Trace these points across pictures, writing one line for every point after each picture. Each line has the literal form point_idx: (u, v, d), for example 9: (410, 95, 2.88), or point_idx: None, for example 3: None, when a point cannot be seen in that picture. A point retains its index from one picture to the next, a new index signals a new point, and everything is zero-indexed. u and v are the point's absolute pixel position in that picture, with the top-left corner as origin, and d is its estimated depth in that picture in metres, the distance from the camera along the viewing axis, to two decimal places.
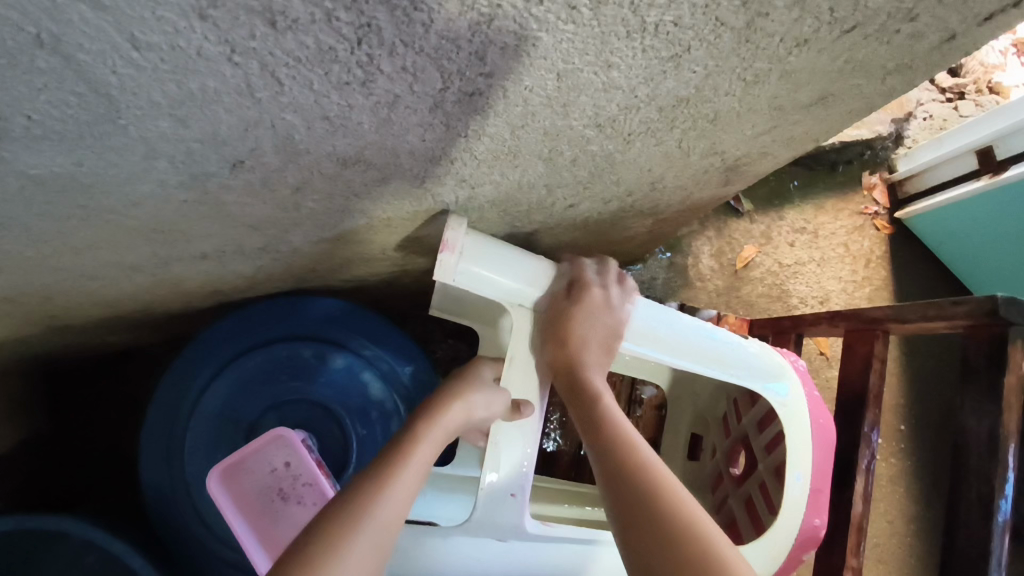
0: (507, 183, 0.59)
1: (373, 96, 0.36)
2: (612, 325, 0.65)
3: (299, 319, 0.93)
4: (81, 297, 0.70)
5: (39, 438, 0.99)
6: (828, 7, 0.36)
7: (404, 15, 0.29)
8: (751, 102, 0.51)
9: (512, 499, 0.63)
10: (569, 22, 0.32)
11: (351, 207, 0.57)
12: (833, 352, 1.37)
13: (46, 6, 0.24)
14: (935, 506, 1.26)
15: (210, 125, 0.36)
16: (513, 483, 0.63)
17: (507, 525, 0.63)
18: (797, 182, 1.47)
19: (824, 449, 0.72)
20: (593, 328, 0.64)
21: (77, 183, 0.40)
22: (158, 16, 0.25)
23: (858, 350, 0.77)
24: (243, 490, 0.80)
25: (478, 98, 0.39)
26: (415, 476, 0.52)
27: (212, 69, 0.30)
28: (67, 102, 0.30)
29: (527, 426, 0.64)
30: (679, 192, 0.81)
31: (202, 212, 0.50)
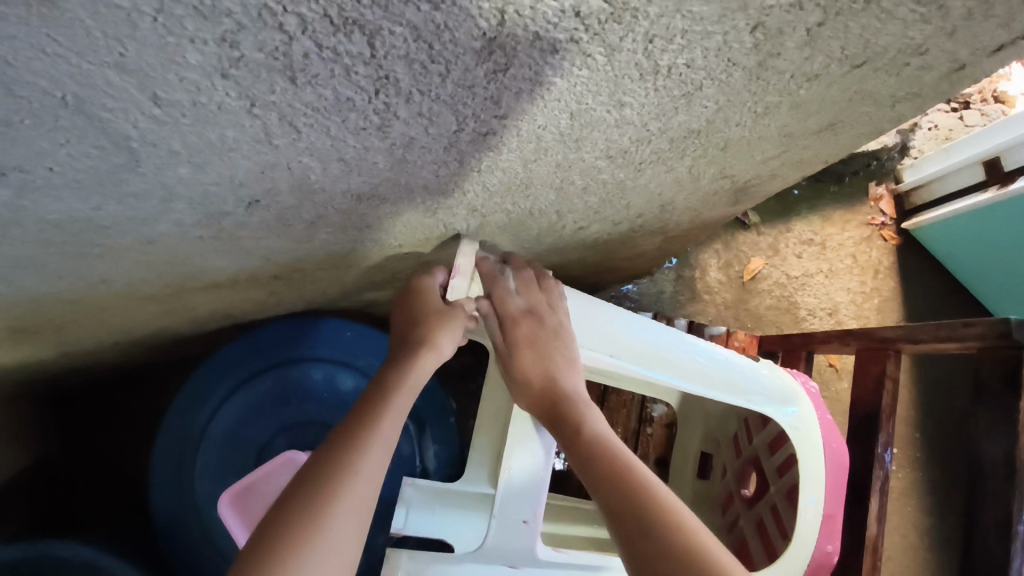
0: (518, 211, 0.60)
1: (389, 138, 0.36)
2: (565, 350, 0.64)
3: (309, 341, 0.93)
4: (95, 324, 0.71)
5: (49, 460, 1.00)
6: (839, 46, 0.37)
7: (421, 68, 0.29)
8: (761, 131, 0.51)
9: (525, 526, 0.64)
10: (584, 67, 0.32)
11: (364, 237, 0.58)
12: (843, 365, 1.36)
13: (71, 72, 0.24)
14: (947, 519, 1.25)
15: (228, 170, 0.36)
16: (525, 510, 0.65)
17: (519, 552, 0.64)
18: (799, 189, 1.47)
19: (838, 474, 0.72)
20: (545, 358, 0.63)
21: (96, 225, 0.40)
22: (181, 77, 0.26)
23: (870, 369, 0.77)
24: (253, 513, 0.83)
25: (492, 137, 0.40)
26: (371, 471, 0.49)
27: (232, 121, 0.30)
28: (88, 154, 0.30)
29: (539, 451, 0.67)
30: (688, 212, 0.81)
31: (218, 246, 0.51)
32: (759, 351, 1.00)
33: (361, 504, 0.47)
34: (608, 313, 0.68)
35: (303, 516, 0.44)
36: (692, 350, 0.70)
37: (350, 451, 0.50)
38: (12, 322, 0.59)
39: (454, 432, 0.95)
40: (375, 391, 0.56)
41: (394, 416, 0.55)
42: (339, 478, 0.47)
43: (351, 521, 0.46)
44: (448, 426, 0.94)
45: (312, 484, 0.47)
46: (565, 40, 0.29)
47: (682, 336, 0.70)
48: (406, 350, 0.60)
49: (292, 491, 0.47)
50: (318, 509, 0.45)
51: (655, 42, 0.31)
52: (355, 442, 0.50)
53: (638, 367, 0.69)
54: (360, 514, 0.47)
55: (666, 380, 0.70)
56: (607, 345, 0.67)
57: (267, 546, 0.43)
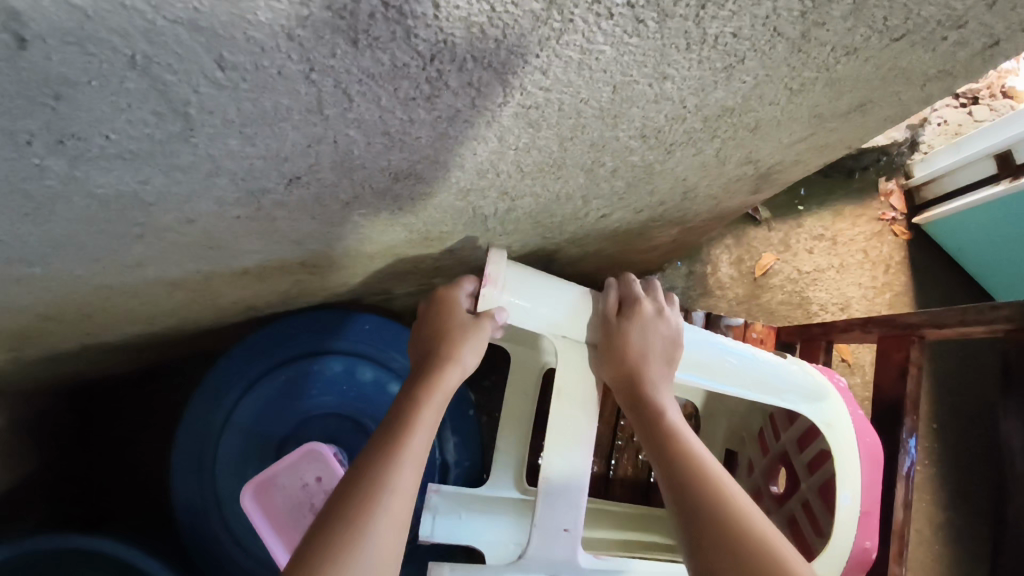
0: (546, 195, 0.60)
1: (435, 111, 0.36)
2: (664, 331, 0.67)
3: (333, 334, 0.94)
4: (120, 314, 0.71)
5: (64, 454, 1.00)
6: (882, 16, 0.37)
7: (479, 32, 0.29)
8: (792, 111, 0.51)
9: (566, 534, 0.63)
10: (633, 35, 0.33)
11: (394, 221, 0.58)
12: (855, 359, 1.36)
13: (144, 28, 0.24)
14: (962, 513, 1.24)
15: (276, 142, 0.36)
16: (567, 518, 0.63)
17: (561, 561, 0.63)
18: (806, 190, 1.47)
19: (871, 467, 0.71)
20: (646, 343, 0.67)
21: (140, 201, 0.40)
22: (248, 37, 0.26)
23: (893, 357, 0.77)
24: (275, 504, 0.82)
25: (534, 112, 0.40)
26: (412, 475, 0.52)
27: (289, 88, 0.30)
28: (145, 121, 0.31)
29: (579, 458, 0.64)
30: (709, 201, 0.81)
31: (252, 228, 0.51)
32: (776, 343, 1.00)
33: (402, 504, 0.49)
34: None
35: (351, 515, 0.47)
36: (718, 349, 0.70)
37: (387, 454, 0.52)
38: (39, 308, 0.59)
39: (474, 425, 0.95)
40: (408, 397, 0.59)
41: (427, 421, 0.57)
42: (379, 479, 0.50)
43: (391, 518, 0.48)
44: (469, 420, 0.95)
45: (357, 485, 0.49)
46: (621, 4, 0.30)
47: (702, 333, 0.70)
48: (432, 362, 0.63)
49: (341, 492, 0.49)
50: (363, 507, 0.47)
51: (707, 8, 0.32)
52: (392, 446, 0.53)
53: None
54: (401, 516, 0.49)
55: (698, 381, 0.70)
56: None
57: (322, 546, 0.45)
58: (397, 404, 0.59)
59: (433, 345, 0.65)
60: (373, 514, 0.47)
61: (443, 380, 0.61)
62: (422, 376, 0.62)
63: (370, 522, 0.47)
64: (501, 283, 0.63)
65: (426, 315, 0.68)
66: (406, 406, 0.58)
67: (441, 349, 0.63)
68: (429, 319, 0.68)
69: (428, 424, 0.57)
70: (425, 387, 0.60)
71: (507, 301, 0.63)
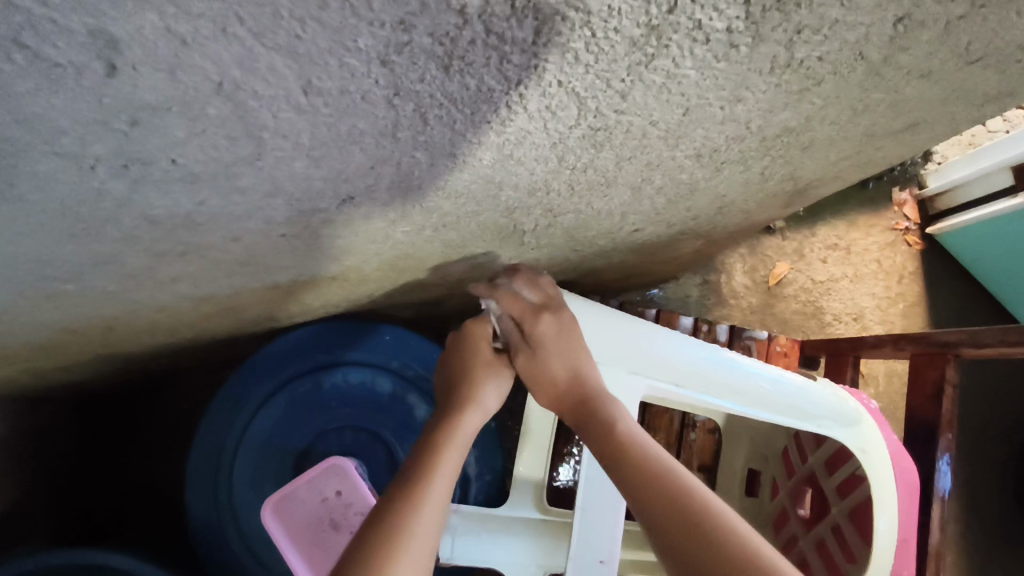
0: (587, 212, 0.59)
1: (505, 134, 0.35)
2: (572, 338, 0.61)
3: (348, 345, 0.92)
4: (141, 326, 0.69)
5: (66, 465, 0.97)
6: (966, 41, 0.36)
7: (572, 57, 0.28)
8: (848, 131, 0.50)
9: (602, 565, 0.62)
10: (722, 60, 0.31)
11: (434, 237, 0.56)
12: (870, 370, 1.35)
13: (241, 54, 0.23)
14: (975, 524, 1.25)
15: (340, 165, 0.35)
16: (603, 549, 0.62)
17: None
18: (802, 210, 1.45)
19: (909, 493, 0.70)
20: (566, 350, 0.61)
21: (190, 222, 0.39)
22: (342, 63, 0.24)
23: (928, 375, 0.76)
24: (297, 522, 0.81)
25: (602, 134, 0.38)
26: (435, 514, 0.49)
27: (369, 112, 0.29)
28: (217, 145, 0.29)
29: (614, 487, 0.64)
30: (739, 215, 0.80)
31: (293, 245, 0.50)
32: (800, 356, 0.98)
33: (423, 548, 0.46)
34: (663, 339, 0.66)
35: (372, 558, 0.44)
36: (752, 374, 0.69)
37: (408, 499, 0.49)
38: (63, 323, 0.57)
39: (494, 439, 0.94)
40: (430, 434, 0.57)
41: (450, 463, 0.54)
42: (402, 523, 0.47)
43: (413, 563, 0.45)
44: (489, 432, 0.93)
45: (378, 528, 0.47)
46: (720, 30, 0.29)
47: (735, 358, 0.69)
48: (455, 404, 0.60)
49: (364, 535, 0.47)
50: (385, 550, 0.45)
51: (801, 33, 0.31)
52: (413, 490, 0.50)
53: (703, 394, 0.67)
54: (423, 562, 0.46)
55: (735, 408, 0.68)
56: (670, 371, 0.66)
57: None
58: (422, 440, 0.57)
59: (458, 387, 0.62)
60: (396, 559, 0.44)
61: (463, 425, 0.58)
62: (444, 418, 0.59)
63: (392, 566, 0.44)
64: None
65: (452, 347, 0.67)
66: (428, 448, 0.55)
67: (465, 388, 0.62)
68: (454, 352, 0.66)
69: (452, 469, 0.54)
70: (447, 430, 0.57)
71: None
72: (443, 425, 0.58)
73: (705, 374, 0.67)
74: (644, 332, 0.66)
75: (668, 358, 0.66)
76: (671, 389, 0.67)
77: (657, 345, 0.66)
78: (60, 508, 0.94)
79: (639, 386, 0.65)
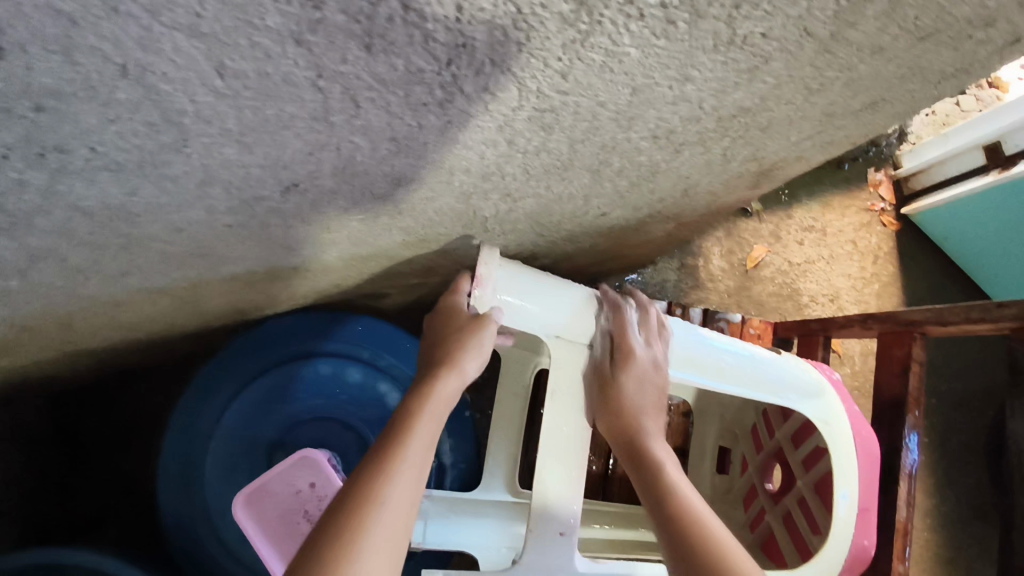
0: (548, 196, 0.58)
1: (446, 116, 0.34)
2: (660, 385, 0.64)
3: (319, 335, 0.91)
4: (100, 321, 0.67)
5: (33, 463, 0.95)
6: (914, 16, 0.35)
7: (502, 36, 0.27)
8: (806, 110, 0.50)
9: (562, 537, 0.59)
10: (662, 37, 0.31)
11: (393, 224, 0.55)
12: (846, 350, 1.36)
13: (138, 34, 0.21)
14: (948, 499, 1.27)
15: (275, 150, 0.34)
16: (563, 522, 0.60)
17: (557, 565, 0.60)
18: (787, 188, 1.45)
19: (868, 465, 0.70)
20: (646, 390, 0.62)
21: (126, 212, 0.37)
22: (253, 42, 0.23)
23: (894, 354, 0.76)
24: (268, 515, 0.80)
25: (548, 115, 0.38)
26: (406, 491, 0.48)
27: (294, 95, 0.28)
28: (136, 131, 0.28)
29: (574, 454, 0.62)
30: (708, 197, 0.80)
31: (244, 235, 0.49)
32: (773, 338, 0.99)
33: (390, 533, 0.45)
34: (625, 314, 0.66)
35: (338, 529, 0.44)
36: (715, 348, 0.68)
37: (375, 467, 0.48)
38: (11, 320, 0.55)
39: (469, 426, 0.94)
40: (404, 400, 0.55)
41: (425, 431, 0.52)
42: (366, 495, 0.46)
43: (382, 532, 0.44)
44: (463, 418, 0.93)
45: (347, 500, 0.46)
46: (654, 5, 0.28)
47: (702, 333, 0.69)
48: (430, 367, 0.57)
49: (333, 506, 0.46)
50: (355, 517, 0.44)
51: (741, 8, 0.30)
52: (379, 466, 0.48)
53: (666, 369, 0.67)
54: (395, 531, 0.45)
55: (696, 382, 0.68)
56: None
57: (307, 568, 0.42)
58: (397, 408, 0.54)
59: (435, 347, 0.59)
60: (361, 535, 0.43)
61: (437, 387, 0.55)
62: (419, 380, 0.56)
63: (360, 537, 0.43)
64: (490, 288, 0.60)
65: (429, 317, 0.64)
66: (403, 413, 0.53)
67: (441, 353, 0.58)
68: (431, 320, 0.63)
69: (427, 435, 0.52)
70: (421, 392, 0.55)
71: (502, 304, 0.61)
72: (416, 392, 0.55)
73: (668, 349, 0.67)
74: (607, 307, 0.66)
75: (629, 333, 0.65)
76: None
77: None
78: (33, 506, 0.93)
79: None
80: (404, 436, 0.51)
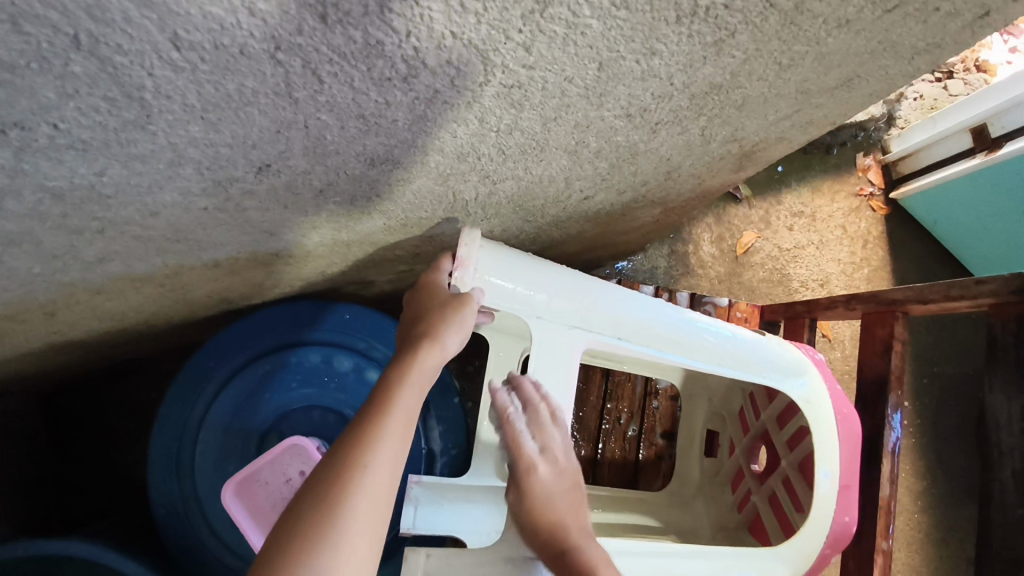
0: (528, 178, 0.58)
1: (413, 92, 0.35)
2: (569, 480, 0.61)
3: (307, 325, 0.92)
4: (84, 311, 0.68)
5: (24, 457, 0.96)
6: None
7: (458, 6, 0.28)
8: (779, 88, 0.50)
9: None
10: (622, 7, 0.31)
11: (372, 208, 0.55)
12: (836, 334, 1.37)
13: (87, 3, 0.22)
14: (938, 480, 1.28)
15: (242, 128, 0.34)
16: None
17: None
18: (784, 166, 1.46)
19: (849, 442, 0.71)
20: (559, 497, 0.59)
21: (97, 194, 0.37)
22: (204, 12, 0.24)
23: (877, 333, 0.77)
24: (258, 502, 0.80)
25: (517, 90, 0.38)
26: (387, 462, 0.48)
27: (254, 69, 0.28)
28: (97, 108, 0.28)
29: None
30: (692, 180, 0.80)
31: (221, 219, 0.49)
32: (760, 321, 0.99)
33: (372, 503, 0.46)
34: (608, 294, 0.66)
35: (322, 496, 0.45)
36: (698, 328, 0.69)
37: (358, 435, 0.48)
38: None
39: (459, 413, 0.94)
40: (386, 373, 0.55)
41: (406, 403, 0.52)
42: (347, 466, 0.46)
43: (366, 498, 0.45)
44: (452, 405, 0.93)
45: (329, 472, 0.46)
46: None
47: (684, 313, 0.69)
48: (413, 340, 0.57)
49: (315, 479, 0.47)
50: (336, 488, 0.45)
51: None
52: (360, 439, 0.48)
53: (647, 349, 0.68)
54: (377, 501, 0.46)
55: (677, 360, 0.69)
56: (613, 327, 0.66)
57: (293, 535, 0.43)
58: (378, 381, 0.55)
59: (418, 322, 0.59)
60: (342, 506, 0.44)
61: (418, 360, 0.55)
62: (401, 354, 0.56)
63: (343, 503, 0.44)
64: (472, 267, 0.60)
65: (412, 292, 0.64)
66: (384, 386, 0.53)
67: (423, 328, 0.58)
68: (414, 296, 0.63)
69: (407, 407, 0.52)
70: (402, 366, 0.55)
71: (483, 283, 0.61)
72: (397, 365, 0.55)
73: (650, 328, 0.67)
74: (590, 288, 0.65)
75: (612, 312, 0.65)
76: (615, 343, 0.67)
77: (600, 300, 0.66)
78: (25, 499, 0.93)
79: (580, 341, 0.65)
80: (384, 409, 0.51)
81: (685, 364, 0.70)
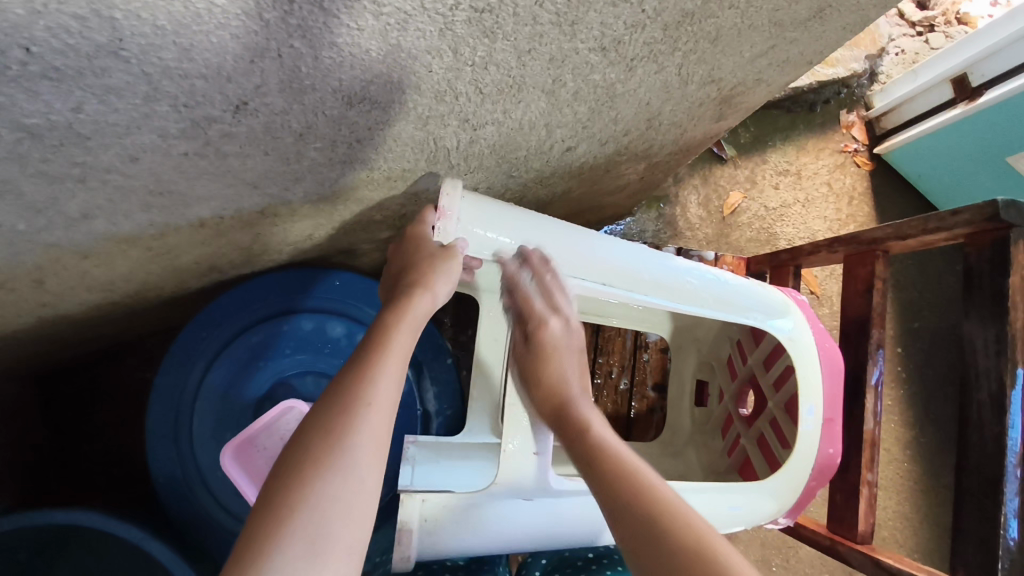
0: (508, 124, 0.59)
1: (383, 15, 0.36)
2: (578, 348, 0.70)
3: (298, 292, 0.92)
4: (74, 279, 0.68)
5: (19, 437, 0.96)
6: None
7: None
8: (751, 17, 0.51)
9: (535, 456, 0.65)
10: None
11: (354, 157, 0.55)
12: (824, 291, 1.38)
13: None
14: (928, 429, 1.30)
15: (215, 56, 0.34)
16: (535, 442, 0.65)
17: (530, 484, 0.66)
18: (771, 135, 1.47)
19: (832, 378, 0.72)
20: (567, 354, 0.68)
21: (76, 135, 0.37)
22: None
23: (858, 274, 0.78)
24: (257, 466, 0.81)
25: (488, 16, 0.39)
26: (387, 395, 0.49)
27: None
28: (68, 28, 0.28)
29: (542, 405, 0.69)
30: (674, 129, 0.80)
31: (202, 167, 0.48)
32: (747, 273, 1.00)
33: (374, 436, 0.47)
34: (593, 241, 0.68)
35: (326, 428, 0.46)
36: (682, 273, 0.70)
37: (357, 372, 0.49)
38: None
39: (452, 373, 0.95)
40: (375, 318, 0.56)
41: (402, 344, 0.54)
42: (347, 400, 0.47)
43: (371, 430, 0.47)
44: (446, 366, 0.94)
45: (329, 408, 0.47)
46: None
47: (670, 258, 0.70)
48: (402, 287, 0.58)
49: (314, 416, 0.48)
50: (336, 420, 0.46)
51: None
52: (358, 374, 0.49)
53: (630, 293, 0.69)
54: (380, 432, 0.47)
55: (661, 303, 0.70)
56: (598, 272, 0.67)
57: (298, 469, 0.44)
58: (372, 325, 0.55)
59: (404, 271, 0.60)
60: (344, 436, 0.45)
61: (411, 305, 0.56)
62: (392, 301, 0.57)
63: (347, 436, 0.45)
64: (455, 218, 0.60)
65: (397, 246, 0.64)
66: (377, 329, 0.54)
67: (411, 274, 0.58)
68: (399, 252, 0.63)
69: (403, 347, 0.54)
70: (395, 310, 0.56)
71: (465, 234, 0.62)
72: (388, 309, 0.56)
73: (634, 273, 0.69)
74: (576, 236, 0.67)
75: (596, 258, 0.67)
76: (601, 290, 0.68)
77: (585, 247, 0.67)
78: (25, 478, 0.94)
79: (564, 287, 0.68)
80: (380, 348, 0.52)
81: (668, 306, 0.71)
